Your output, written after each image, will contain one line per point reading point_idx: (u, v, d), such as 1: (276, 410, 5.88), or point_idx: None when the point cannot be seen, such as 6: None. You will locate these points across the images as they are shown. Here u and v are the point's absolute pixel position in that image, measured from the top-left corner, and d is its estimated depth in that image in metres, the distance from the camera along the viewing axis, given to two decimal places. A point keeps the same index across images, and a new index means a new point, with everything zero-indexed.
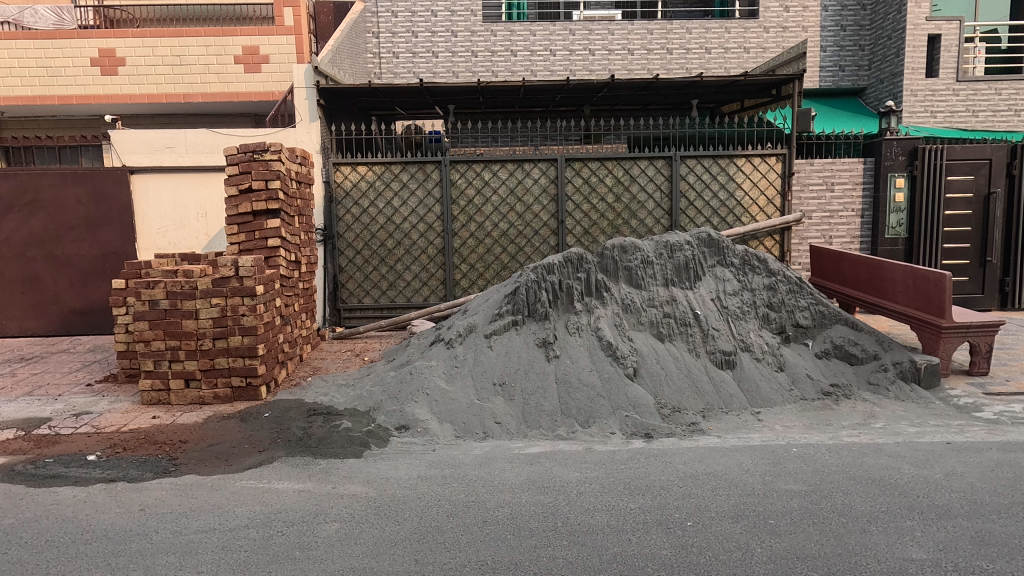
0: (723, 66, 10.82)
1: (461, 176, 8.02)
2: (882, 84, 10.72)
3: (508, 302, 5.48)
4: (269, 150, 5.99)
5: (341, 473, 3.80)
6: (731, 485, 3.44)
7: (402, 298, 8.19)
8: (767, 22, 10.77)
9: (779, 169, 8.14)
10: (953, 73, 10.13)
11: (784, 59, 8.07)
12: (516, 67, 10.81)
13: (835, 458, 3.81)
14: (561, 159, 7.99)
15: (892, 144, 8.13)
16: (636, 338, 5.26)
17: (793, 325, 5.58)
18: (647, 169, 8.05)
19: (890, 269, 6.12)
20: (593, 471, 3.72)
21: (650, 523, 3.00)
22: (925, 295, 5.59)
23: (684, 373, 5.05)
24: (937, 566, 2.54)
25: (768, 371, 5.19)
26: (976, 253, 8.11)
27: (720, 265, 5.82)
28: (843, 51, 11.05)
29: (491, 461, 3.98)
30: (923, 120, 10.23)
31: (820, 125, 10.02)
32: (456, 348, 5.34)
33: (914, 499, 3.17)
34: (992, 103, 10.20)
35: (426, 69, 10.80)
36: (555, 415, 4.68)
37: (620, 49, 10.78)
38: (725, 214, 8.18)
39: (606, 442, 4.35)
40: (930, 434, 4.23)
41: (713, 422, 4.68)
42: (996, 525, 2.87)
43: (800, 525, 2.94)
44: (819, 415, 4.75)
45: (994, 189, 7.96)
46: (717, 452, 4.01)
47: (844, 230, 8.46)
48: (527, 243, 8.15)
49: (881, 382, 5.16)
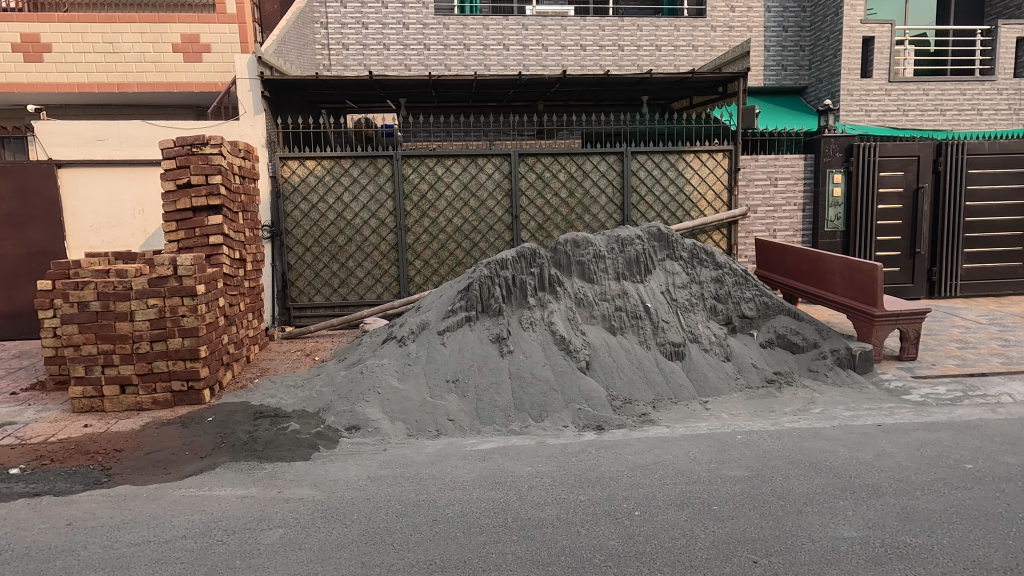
0: (672, 64, 11.03)
1: (414, 171, 7.91)
2: (821, 83, 11.19)
3: (462, 298, 5.46)
4: (209, 143, 5.74)
5: (287, 477, 3.70)
6: (677, 473, 3.53)
7: (354, 296, 8.02)
8: (714, 21, 11.03)
9: (725, 165, 8.39)
10: (885, 74, 10.68)
11: (730, 58, 8.30)
12: (469, 61, 10.71)
13: (775, 444, 3.95)
14: (514, 154, 7.96)
15: (830, 141, 8.49)
16: (589, 331, 5.32)
17: (739, 316, 5.76)
18: (599, 165, 8.14)
19: (829, 261, 6.39)
20: (544, 465, 3.74)
21: (599, 515, 3.04)
22: (861, 286, 5.85)
23: (635, 364, 5.15)
24: (866, 543, 2.67)
25: (715, 361, 5.34)
26: (906, 245, 8.58)
27: (670, 258, 5.97)
28: (785, 51, 11.45)
29: (444, 459, 3.94)
30: (859, 119, 10.73)
31: (764, 122, 10.34)
32: (408, 346, 5.27)
33: (847, 479, 3.34)
34: (920, 103, 10.79)
35: (377, 61, 10.58)
36: (509, 411, 4.67)
37: (573, 45, 10.83)
38: (676, 209, 8.36)
39: (559, 435, 4.38)
40: (863, 417, 4.46)
41: (663, 412, 4.78)
42: (919, 501, 3.05)
43: (740, 509, 3.04)
44: (764, 402, 4.93)
45: (922, 184, 8.43)
46: (665, 442, 4.09)
47: (787, 224, 8.79)
48: (482, 239, 8.12)
49: (821, 369, 5.39)
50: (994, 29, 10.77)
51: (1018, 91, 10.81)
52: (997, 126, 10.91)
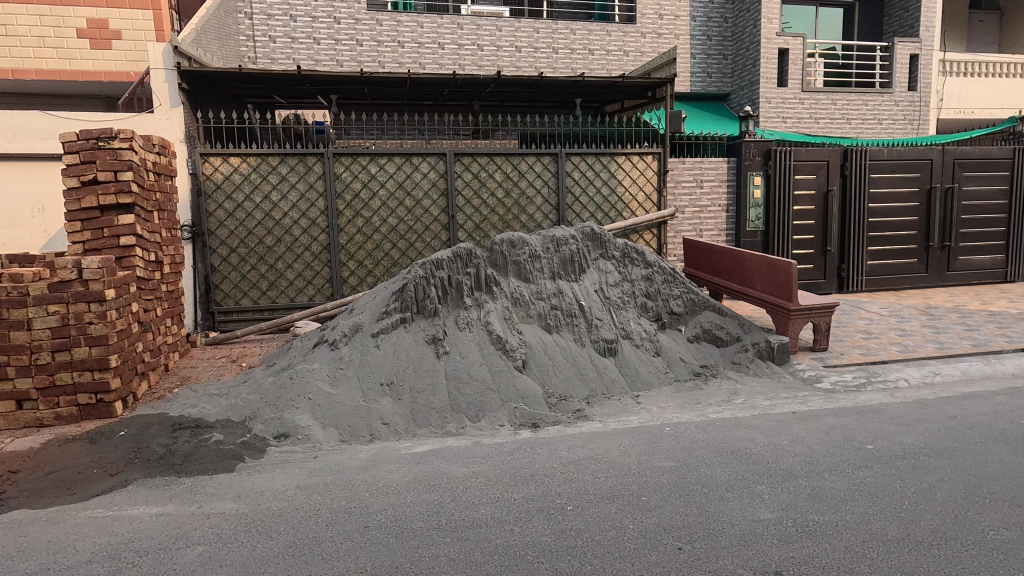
0: (605, 68, 11.32)
1: (346, 169, 7.69)
2: (743, 91, 11.82)
3: (396, 299, 5.37)
4: (118, 137, 5.30)
5: (209, 490, 3.50)
6: (608, 466, 3.63)
7: (284, 299, 7.71)
8: (643, 28, 11.41)
9: (655, 167, 8.70)
10: (799, 84, 11.42)
11: (658, 63, 8.61)
12: (404, 59, 10.54)
13: (701, 434, 4.14)
14: (449, 153, 7.90)
15: (751, 145, 8.97)
16: (525, 330, 5.38)
17: (668, 313, 5.99)
18: (534, 166, 8.23)
19: (749, 259, 6.75)
20: (479, 465, 3.74)
21: (533, 511, 3.08)
22: (779, 282, 6.21)
23: (570, 362, 5.25)
24: (779, 523, 2.84)
25: (646, 356, 5.54)
26: (818, 244, 9.22)
27: (603, 257, 6.14)
28: (710, 59, 12.01)
29: (378, 463, 3.86)
30: (776, 125, 11.42)
31: (691, 126, 10.80)
32: (341, 349, 5.14)
33: (764, 464, 3.55)
34: (829, 111, 11.61)
35: (307, 56, 10.22)
36: (445, 412, 4.63)
37: (508, 46, 10.90)
38: (609, 209, 8.59)
39: (495, 434, 4.39)
40: (780, 405, 4.76)
41: (596, 407, 4.89)
42: (827, 481, 3.28)
43: (668, 498, 3.16)
44: (691, 394, 5.15)
45: (831, 187, 9.08)
46: (599, 437, 4.19)
47: (712, 224, 9.22)
48: (418, 239, 8.01)
49: (743, 361, 5.70)
50: (891, 46, 11.76)
51: (913, 102, 11.84)
52: (895, 135, 11.91)
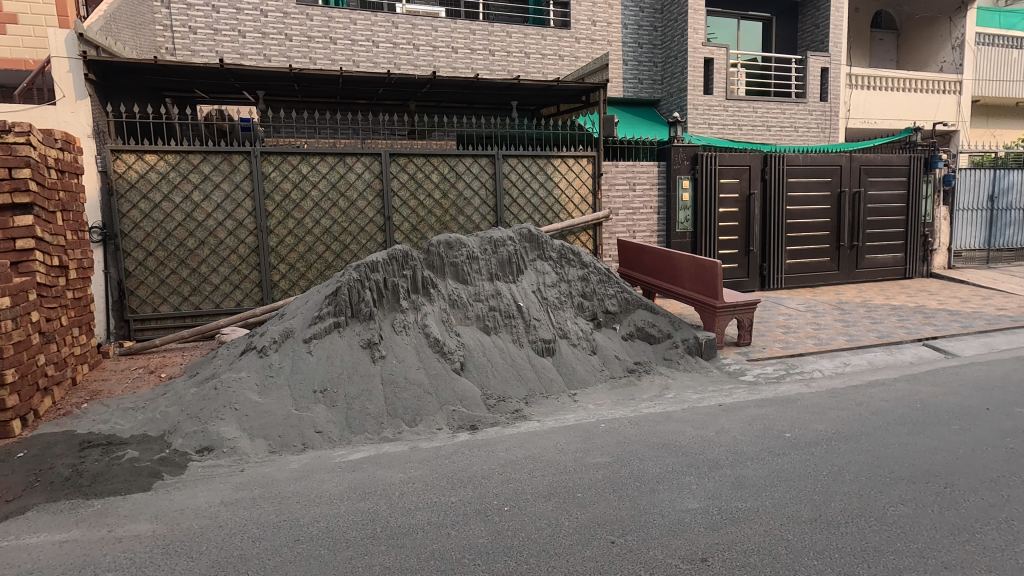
0: (541, 71, 11.47)
1: (276, 169, 7.39)
2: (672, 98, 12.31)
3: (329, 303, 5.21)
4: (13, 131, 4.88)
5: (122, 512, 3.26)
6: (545, 465, 3.67)
7: (208, 304, 7.31)
8: (578, 33, 11.64)
9: (590, 170, 8.92)
10: (723, 92, 12.02)
11: (592, 69, 8.83)
12: (336, 56, 10.23)
13: (634, 429, 4.27)
14: (385, 153, 7.75)
15: (679, 150, 9.35)
16: (463, 332, 5.38)
17: (603, 312, 6.13)
18: (472, 167, 8.22)
19: (678, 259, 7.02)
20: (417, 470, 3.69)
21: (470, 514, 3.06)
22: (705, 281, 6.51)
23: (508, 362, 5.28)
24: (705, 512, 2.97)
25: (583, 355, 5.65)
26: (742, 244, 9.72)
27: (540, 258, 6.22)
28: (641, 66, 12.44)
29: (310, 473, 3.72)
30: (703, 131, 11.95)
31: (624, 130, 11.14)
32: (270, 356, 4.93)
33: (692, 456, 3.70)
34: (751, 119, 12.28)
35: (231, 49, 9.73)
36: (381, 418, 4.52)
37: (444, 46, 10.83)
38: (546, 211, 8.72)
39: (433, 438, 4.34)
40: (708, 398, 4.99)
41: (535, 407, 4.94)
42: (749, 469, 3.47)
43: (603, 494, 3.23)
44: (625, 391, 5.30)
45: (753, 190, 9.62)
46: (536, 437, 4.22)
47: (645, 225, 9.51)
48: (352, 241, 7.80)
49: (674, 357, 5.93)
50: (805, 59, 12.59)
51: (824, 112, 12.74)
52: (810, 142, 12.76)
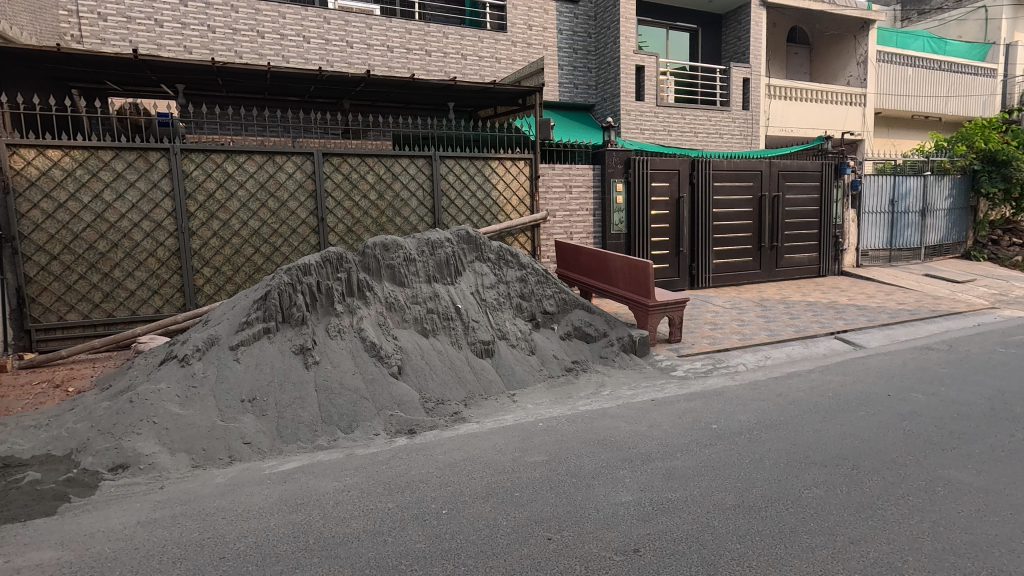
0: (478, 73, 11.49)
1: (198, 168, 7.00)
2: (606, 103, 12.64)
3: (258, 308, 5.00)
4: None
5: (22, 540, 2.97)
6: (483, 466, 3.67)
7: (122, 311, 6.81)
8: (514, 37, 11.75)
9: (527, 172, 9.05)
10: (654, 99, 12.48)
11: (528, 73, 8.94)
12: (264, 50, 9.83)
13: (571, 426, 4.36)
14: (317, 153, 7.51)
15: (613, 154, 9.62)
16: (401, 335, 5.31)
17: (541, 312, 6.23)
18: (408, 168, 8.11)
19: (612, 259, 7.22)
20: (352, 478, 3.59)
21: (407, 520, 3.02)
22: (638, 281, 6.73)
23: (447, 365, 5.25)
24: (637, 504, 3.08)
25: (521, 355, 5.71)
26: (673, 245, 10.13)
27: (478, 260, 6.22)
28: (576, 71, 12.71)
29: (237, 487, 3.55)
30: (636, 136, 12.34)
31: (560, 133, 11.34)
32: (192, 366, 4.65)
33: (626, 450, 3.82)
34: (681, 125, 12.81)
35: (147, 39, 9.13)
36: (315, 425, 4.37)
37: (379, 45, 10.63)
38: (484, 213, 8.74)
39: (370, 444, 4.23)
40: (641, 394, 5.16)
41: (474, 409, 4.93)
42: (679, 460, 3.62)
43: (540, 492, 3.28)
44: (563, 389, 5.40)
45: (682, 193, 10.05)
46: (475, 439, 4.22)
47: (581, 227, 9.72)
48: (283, 243, 7.51)
49: (610, 355, 6.09)
50: (729, 70, 13.29)
51: (747, 120, 13.49)
52: (734, 148, 13.46)
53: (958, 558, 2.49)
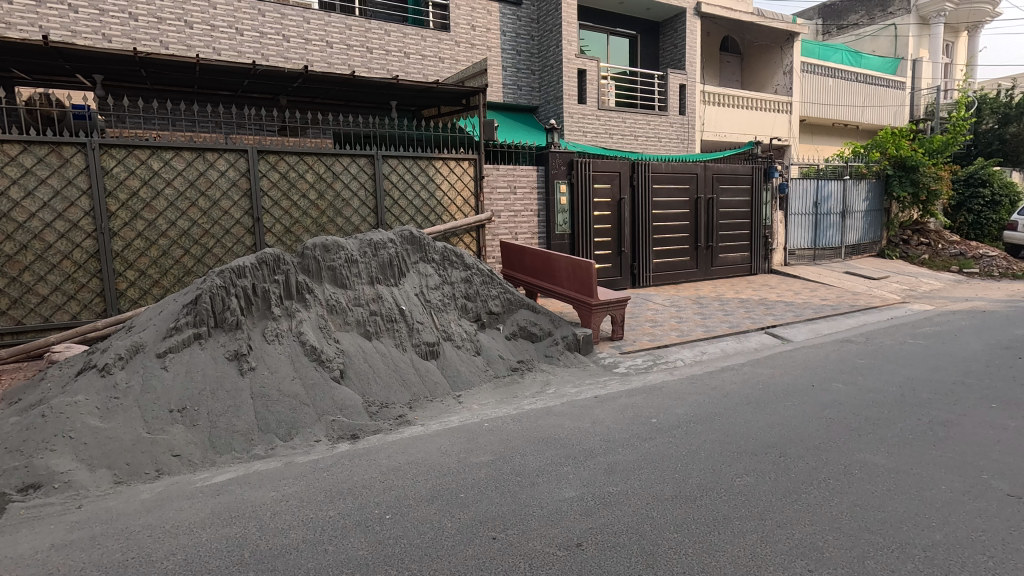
0: (421, 72, 11.37)
1: (119, 165, 6.57)
2: (549, 105, 12.80)
3: (187, 312, 4.75)
4: None
5: None
6: (428, 469, 3.64)
7: (34, 318, 6.29)
8: (457, 37, 11.71)
9: (471, 173, 9.04)
10: (595, 102, 12.76)
11: (471, 73, 8.93)
12: (193, 41, 9.34)
13: (516, 425, 4.39)
14: (252, 150, 7.21)
15: (556, 155, 9.76)
16: (342, 339, 5.19)
17: (487, 313, 6.24)
18: (349, 167, 7.92)
19: (556, 259, 7.33)
20: (291, 486, 3.48)
21: (349, 527, 2.95)
22: (581, 280, 6.86)
23: (391, 367, 5.17)
24: (580, 499, 3.14)
25: (467, 356, 5.70)
26: (615, 245, 10.38)
27: (423, 261, 6.16)
28: (520, 73, 12.81)
29: (165, 502, 3.35)
30: (579, 138, 12.56)
31: (504, 134, 11.39)
32: (114, 375, 4.37)
33: (570, 447, 3.89)
34: (622, 128, 13.14)
35: (60, 25, 8.48)
36: (251, 434, 4.19)
37: (317, 40, 10.33)
38: (428, 213, 8.65)
39: (310, 451, 4.10)
40: (585, 391, 5.27)
41: (419, 411, 4.87)
42: (620, 455, 3.72)
43: (484, 491, 3.28)
44: (509, 389, 5.43)
45: (623, 195, 10.32)
46: (421, 441, 4.18)
47: (526, 227, 9.79)
48: (216, 244, 7.17)
49: (554, 354, 6.17)
50: (666, 76, 13.76)
51: (684, 125, 14.01)
52: (672, 151, 13.95)
53: (871, 535, 2.69)
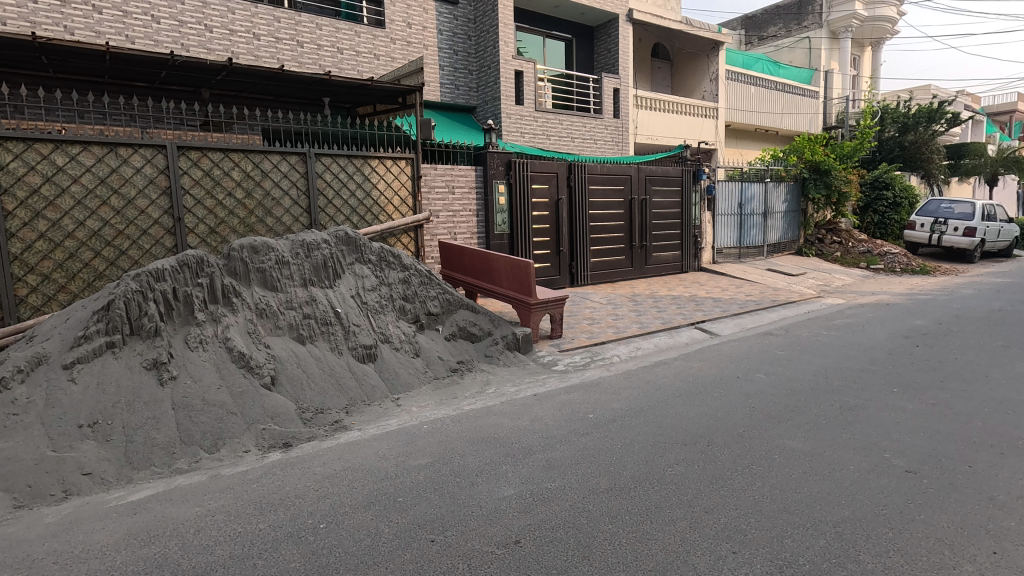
0: (355, 68, 11.09)
1: (16, 159, 5.98)
2: (487, 105, 12.82)
3: (98, 320, 4.42)
4: None
5: None
6: (365, 475, 3.56)
7: None
8: (393, 34, 11.51)
9: (409, 172, 8.91)
10: (533, 104, 12.89)
11: (407, 71, 8.81)
12: (102, 28, 8.68)
13: (456, 426, 4.37)
14: (171, 145, 6.79)
15: (494, 156, 9.79)
16: (273, 344, 4.99)
17: (425, 314, 6.18)
18: (280, 165, 7.62)
19: (495, 259, 7.35)
20: (218, 500, 3.30)
21: (280, 539, 2.84)
22: (520, 280, 6.91)
23: (326, 372, 5.02)
24: (518, 497, 3.17)
25: (405, 358, 5.61)
26: (554, 245, 10.54)
27: (359, 262, 6.02)
28: (457, 73, 12.76)
29: (74, 525, 3.09)
30: (517, 138, 12.65)
31: (441, 134, 11.30)
32: (13, 390, 3.99)
33: (509, 445, 3.92)
34: (559, 129, 13.34)
35: None
36: (173, 447, 3.94)
37: (243, 31, 9.86)
38: (364, 213, 8.45)
39: (239, 462, 3.90)
40: (524, 390, 5.31)
41: (356, 416, 4.75)
42: (558, 451, 3.78)
43: (423, 494, 3.25)
44: (449, 390, 5.39)
45: (560, 195, 10.49)
46: (358, 446, 4.08)
47: (465, 227, 9.76)
48: (132, 245, 6.70)
49: (494, 353, 6.18)
50: (601, 79, 14.11)
51: (618, 128, 14.41)
52: (607, 153, 14.31)
53: (789, 515, 2.87)
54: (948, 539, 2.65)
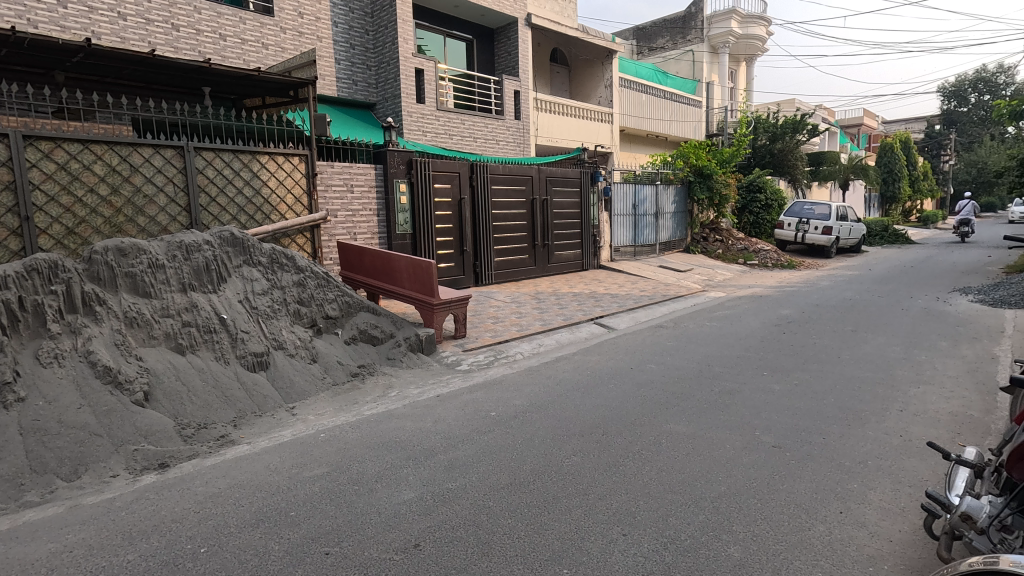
0: (241, 57, 10.37)
1: None
2: (387, 102, 12.52)
3: None
4: None
5: None
6: (254, 490, 3.34)
7: None
8: (282, 23, 10.91)
9: (302, 169, 8.51)
10: (434, 102, 12.77)
11: (299, 63, 8.39)
12: None
13: (355, 433, 4.23)
14: (15, 134, 5.88)
15: (394, 154, 9.59)
16: (146, 355, 4.54)
17: (323, 318, 5.93)
18: (153, 159, 6.94)
19: (396, 260, 7.19)
20: (79, 534, 2.94)
21: (153, 569, 2.59)
22: (422, 281, 6.83)
23: (210, 383, 4.65)
24: (418, 500, 3.12)
25: (301, 365, 5.33)
26: (457, 245, 10.52)
27: (247, 264, 5.64)
28: (354, 67, 12.34)
29: None
30: (418, 137, 12.46)
31: (338, 130, 10.87)
32: None
33: (411, 448, 3.86)
34: (461, 129, 13.33)
35: None
36: (20, 478, 3.42)
37: (106, 9, 8.87)
38: (253, 212, 7.93)
39: (105, 488, 3.47)
40: (427, 391, 5.25)
41: (245, 429, 4.42)
42: (460, 450, 3.78)
43: (317, 506, 3.11)
44: (349, 395, 5.19)
45: (463, 195, 10.49)
46: (247, 461, 3.82)
47: (365, 227, 9.47)
48: None
49: (397, 355, 6.04)
50: (502, 81, 14.29)
51: (519, 129, 14.68)
52: (509, 154, 14.52)
53: (673, 494, 3.08)
54: (806, 504, 2.97)
